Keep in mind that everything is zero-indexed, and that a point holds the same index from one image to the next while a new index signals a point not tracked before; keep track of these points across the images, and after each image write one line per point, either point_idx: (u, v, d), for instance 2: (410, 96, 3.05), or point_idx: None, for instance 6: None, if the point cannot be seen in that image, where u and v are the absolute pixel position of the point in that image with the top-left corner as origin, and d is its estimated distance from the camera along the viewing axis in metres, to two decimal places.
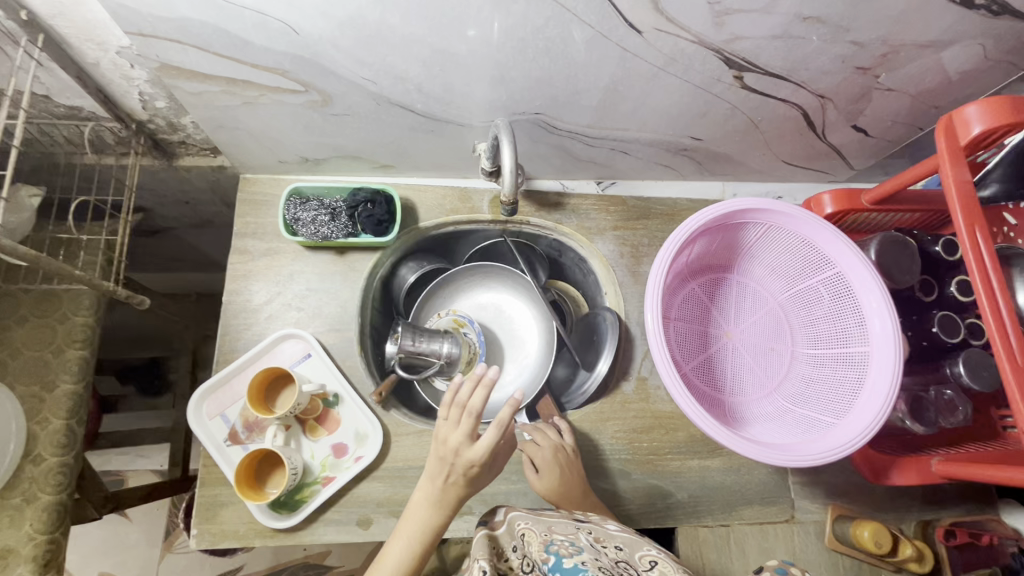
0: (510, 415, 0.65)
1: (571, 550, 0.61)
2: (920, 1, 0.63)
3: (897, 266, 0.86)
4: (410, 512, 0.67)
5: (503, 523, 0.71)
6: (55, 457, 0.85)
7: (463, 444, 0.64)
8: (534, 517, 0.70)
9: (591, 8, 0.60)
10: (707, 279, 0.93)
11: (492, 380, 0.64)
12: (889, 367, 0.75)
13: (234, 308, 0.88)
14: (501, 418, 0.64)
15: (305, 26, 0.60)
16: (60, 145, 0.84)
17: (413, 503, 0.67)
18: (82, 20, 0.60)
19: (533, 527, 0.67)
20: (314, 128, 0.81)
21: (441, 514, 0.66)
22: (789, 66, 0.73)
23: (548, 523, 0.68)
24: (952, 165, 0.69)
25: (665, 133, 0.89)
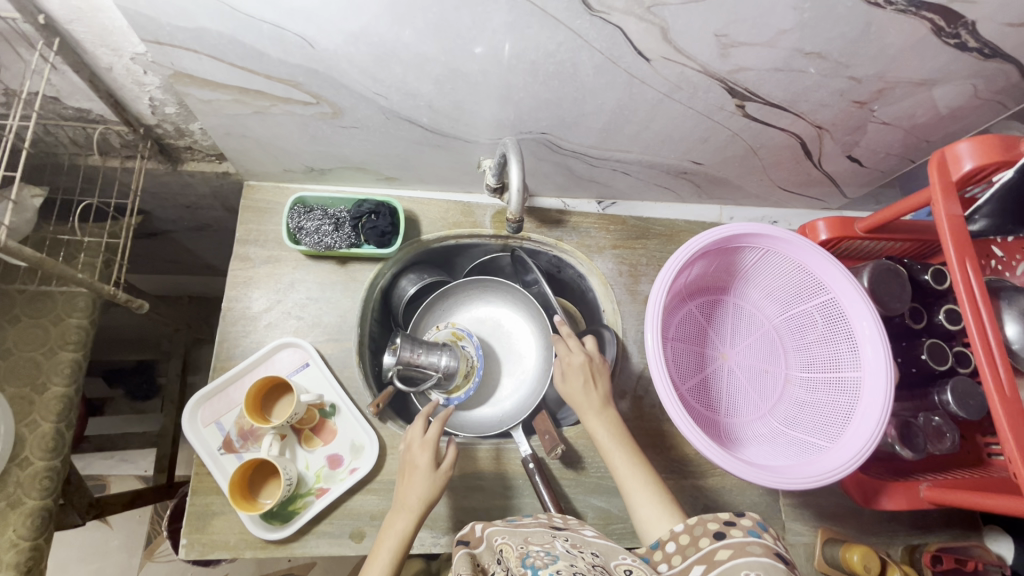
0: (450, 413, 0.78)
1: (546, 561, 0.56)
2: (916, 42, 0.66)
3: (889, 293, 0.88)
4: (384, 533, 0.70)
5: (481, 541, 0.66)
6: (42, 461, 0.84)
7: (416, 438, 0.75)
8: (510, 530, 0.66)
9: (602, 36, 0.62)
10: (704, 300, 0.94)
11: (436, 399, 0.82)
12: (881, 392, 0.77)
13: (233, 315, 0.88)
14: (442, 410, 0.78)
15: (321, 41, 0.61)
16: (64, 146, 0.84)
17: (385, 525, 0.71)
18: (99, 26, 0.61)
19: (510, 540, 0.63)
20: (322, 138, 0.82)
21: (409, 522, 0.70)
22: (790, 98, 0.76)
23: (524, 535, 0.65)
24: (944, 200, 0.71)
25: (666, 157, 0.91)
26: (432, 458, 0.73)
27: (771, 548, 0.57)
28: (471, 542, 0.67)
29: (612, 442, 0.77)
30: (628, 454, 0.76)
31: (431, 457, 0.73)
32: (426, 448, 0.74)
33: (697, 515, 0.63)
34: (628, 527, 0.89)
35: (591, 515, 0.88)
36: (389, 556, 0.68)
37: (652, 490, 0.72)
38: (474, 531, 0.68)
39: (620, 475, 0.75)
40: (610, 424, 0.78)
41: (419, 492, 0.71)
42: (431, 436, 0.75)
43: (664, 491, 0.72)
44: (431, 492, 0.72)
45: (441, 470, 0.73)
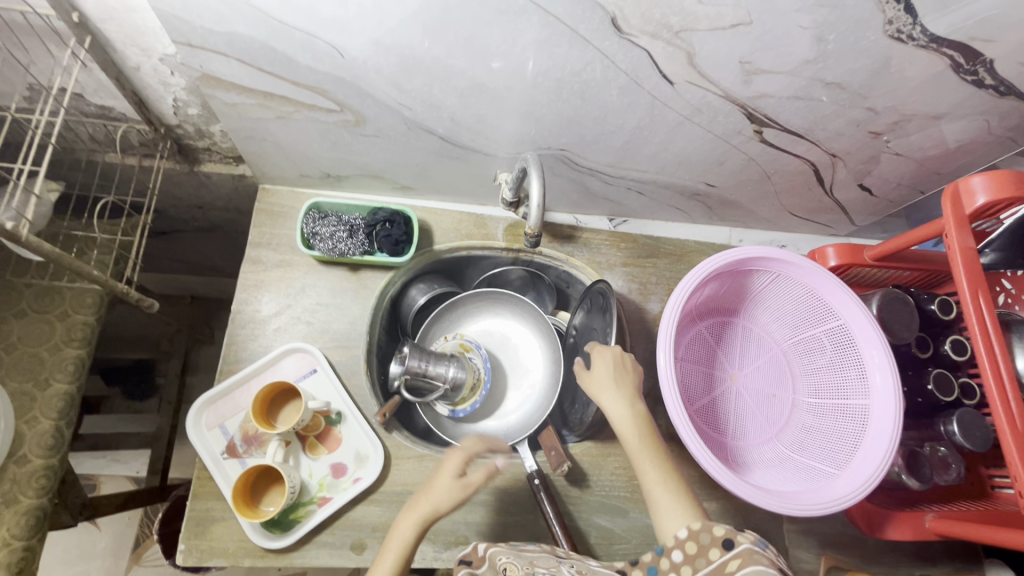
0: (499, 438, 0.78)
1: None
2: (934, 77, 0.68)
3: (897, 322, 0.89)
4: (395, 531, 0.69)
5: (484, 560, 0.65)
6: (40, 459, 0.82)
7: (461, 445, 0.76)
8: (514, 552, 0.65)
9: (630, 58, 0.63)
10: (714, 321, 0.95)
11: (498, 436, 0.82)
12: (889, 420, 0.77)
13: (243, 318, 0.87)
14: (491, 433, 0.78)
15: (351, 50, 0.62)
16: (83, 143, 0.84)
17: (395, 524, 0.69)
18: (132, 27, 0.62)
19: (515, 561, 0.62)
20: (341, 145, 0.82)
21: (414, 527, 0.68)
22: (808, 125, 0.77)
23: (529, 558, 0.64)
24: (958, 232, 0.72)
25: (681, 178, 0.92)
26: (460, 465, 0.73)
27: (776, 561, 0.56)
28: (474, 561, 0.66)
29: (642, 444, 0.70)
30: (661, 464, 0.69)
31: (459, 463, 0.73)
32: (456, 454, 0.73)
33: (702, 523, 0.61)
34: (630, 548, 0.88)
35: (595, 534, 0.87)
36: (393, 559, 0.66)
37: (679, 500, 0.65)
38: (477, 550, 0.67)
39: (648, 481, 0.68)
40: (640, 424, 0.72)
41: (433, 499, 0.70)
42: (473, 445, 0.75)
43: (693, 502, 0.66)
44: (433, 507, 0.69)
45: (463, 480, 0.71)
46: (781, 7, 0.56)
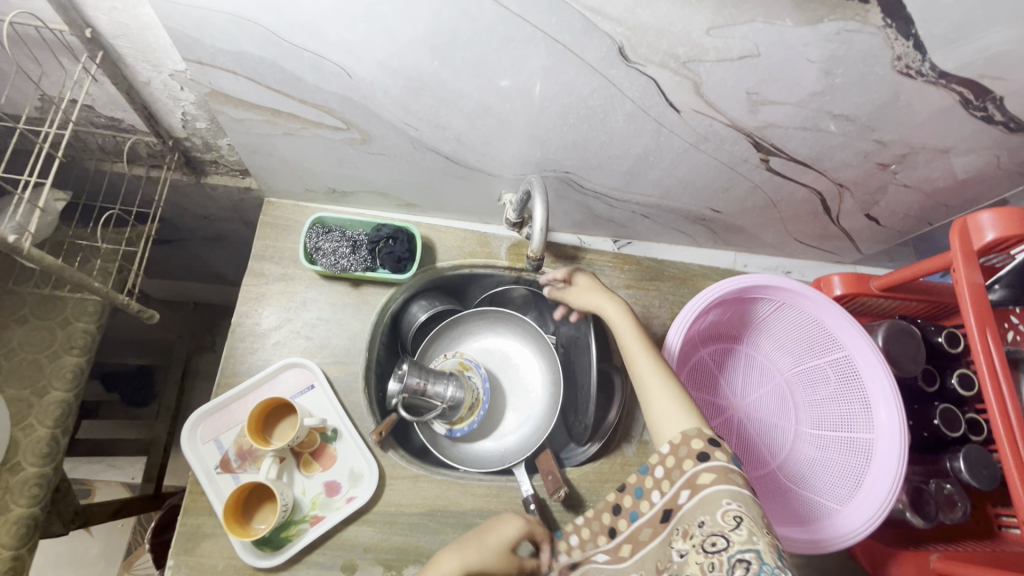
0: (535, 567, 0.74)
1: None
2: (942, 112, 0.67)
3: (903, 355, 0.88)
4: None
5: None
6: (34, 468, 0.82)
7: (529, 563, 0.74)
8: None
9: (636, 86, 0.63)
10: (716, 347, 0.94)
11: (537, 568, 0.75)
12: (894, 458, 0.75)
13: (242, 331, 0.87)
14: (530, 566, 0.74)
15: (359, 71, 0.62)
16: (91, 153, 0.84)
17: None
18: (144, 43, 0.62)
19: None
20: (347, 162, 0.82)
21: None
22: (815, 156, 0.76)
23: None
24: (966, 266, 0.71)
25: (686, 203, 0.91)
26: (517, 538, 0.73)
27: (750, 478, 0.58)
28: None
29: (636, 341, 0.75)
30: (650, 352, 0.74)
31: (513, 537, 0.73)
32: (519, 530, 0.73)
33: (681, 434, 0.63)
34: None
35: None
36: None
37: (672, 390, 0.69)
38: None
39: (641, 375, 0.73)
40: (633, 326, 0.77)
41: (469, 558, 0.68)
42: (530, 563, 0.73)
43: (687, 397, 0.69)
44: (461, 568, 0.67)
45: (507, 554, 0.71)
46: (789, 41, 0.55)
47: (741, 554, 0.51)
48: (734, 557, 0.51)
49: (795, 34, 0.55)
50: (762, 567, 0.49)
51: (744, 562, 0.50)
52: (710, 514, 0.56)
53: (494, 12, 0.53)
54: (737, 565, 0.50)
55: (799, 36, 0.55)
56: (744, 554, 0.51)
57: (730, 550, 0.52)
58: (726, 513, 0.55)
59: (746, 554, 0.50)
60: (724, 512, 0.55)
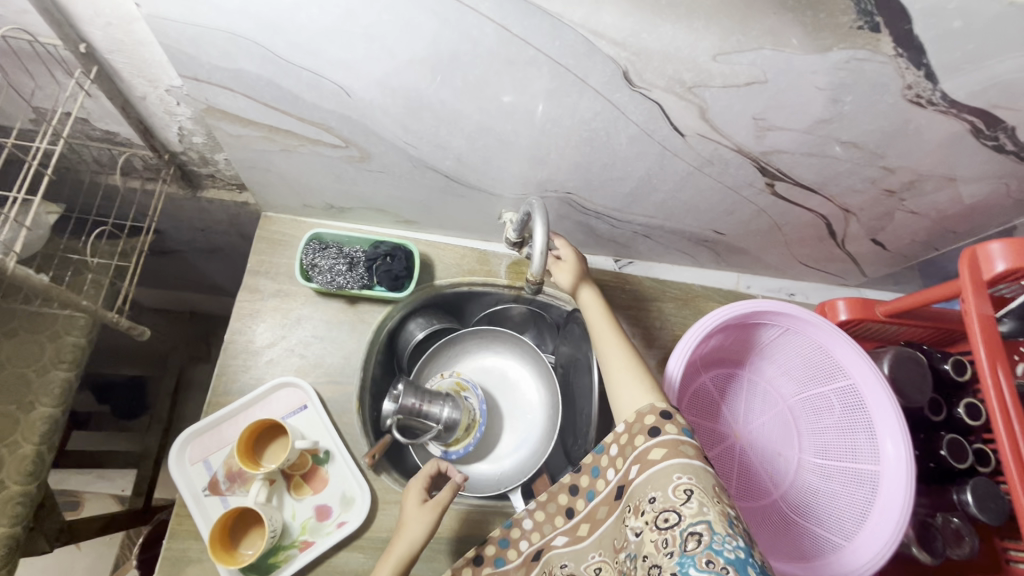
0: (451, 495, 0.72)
1: None
2: (952, 141, 0.66)
3: (910, 384, 0.86)
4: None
5: None
6: (18, 486, 0.80)
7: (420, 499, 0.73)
8: None
9: (641, 110, 0.62)
10: (720, 372, 0.92)
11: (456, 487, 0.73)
12: (901, 492, 0.73)
13: (235, 348, 0.85)
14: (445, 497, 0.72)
15: (358, 91, 0.61)
16: (87, 165, 0.83)
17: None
18: (139, 59, 0.61)
19: None
20: (345, 178, 0.81)
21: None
22: (821, 181, 0.75)
23: None
24: (975, 297, 0.70)
25: (689, 225, 0.90)
26: (422, 491, 0.73)
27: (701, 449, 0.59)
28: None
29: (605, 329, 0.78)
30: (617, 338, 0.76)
31: (421, 494, 0.73)
32: (416, 482, 0.74)
33: (635, 412, 0.63)
34: None
35: None
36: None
37: (634, 376, 0.70)
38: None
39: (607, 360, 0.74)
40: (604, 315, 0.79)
41: (409, 536, 0.68)
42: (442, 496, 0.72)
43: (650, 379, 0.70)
44: (417, 547, 0.68)
45: (429, 504, 0.71)
46: (798, 68, 0.54)
47: (692, 528, 0.51)
48: (685, 531, 0.51)
49: (803, 61, 0.53)
50: (713, 539, 0.49)
51: (696, 535, 0.50)
52: (661, 489, 0.55)
53: (497, 35, 0.52)
54: (689, 538, 0.51)
55: (808, 63, 0.54)
56: (696, 526, 0.51)
57: (682, 524, 0.52)
58: (676, 488, 0.55)
59: (697, 526, 0.51)
60: (675, 487, 0.55)
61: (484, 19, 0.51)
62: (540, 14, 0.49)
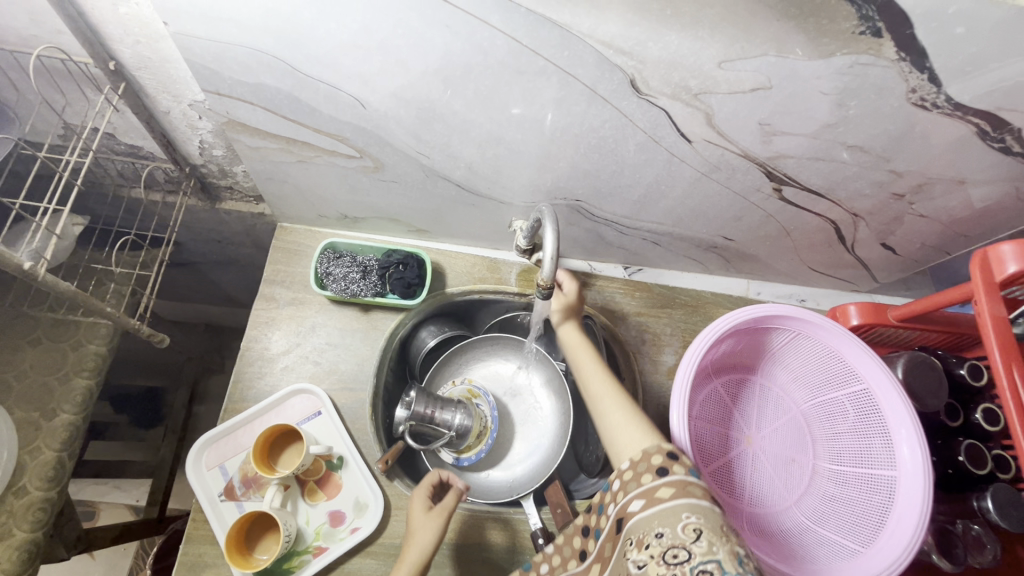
0: (454, 501, 0.74)
1: None
2: (959, 142, 0.66)
3: (924, 388, 0.85)
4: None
5: None
6: (39, 492, 0.81)
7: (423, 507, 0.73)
8: None
9: (648, 116, 0.63)
10: (731, 378, 0.91)
11: (462, 491, 0.75)
12: (918, 498, 0.72)
13: (251, 355, 0.87)
14: (449, 502, 0.73)
15: (373, 102, 0.63)
16: (111, 178, 0.86)
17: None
18: (164, 75, 0.64)
19: None
20: (359, 189, 0.83)
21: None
22: (828, 185, 0.76)
23: None
24: (988, 298, 0.69)
25: (698, 232, 0.91)
26: (427, 499, 0.74)
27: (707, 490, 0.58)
28: None
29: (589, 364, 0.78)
30: (603, 375, 0.76)
31: (426, 501, 0.74)
32: (421, 490, 0.75)
33: (641, 451, 0.63)
34: None
35: None
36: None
37: (624, 414, 0.69)
38: None
39: (596, 399, 0.74)
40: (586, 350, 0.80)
41: (419, 542, 0.69)
42: (448, 503, 0.73)
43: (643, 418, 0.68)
44: (426, 555, 0.68)
45: (435, 511, 0.72)
46: (803, 73, 0.55)
47: (703, 566, 0.51)
48: (696, 569, 0.51)
49: (808, 66, 0.54)
50: None
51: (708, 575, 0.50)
52: (669, 526, 0.55)
53: (507, 46, 0.54)
54: None
55: (810, 69, 0.55)
56: (706, 564, 0.51)
57: (692, 561, 0.52)
58: (685, 526, 0.54)
59: (708, 565, 0.51)
60: (684, 525, 0.54)
61: (495, 31, 0.52)
62: (549, 26, 0.51)
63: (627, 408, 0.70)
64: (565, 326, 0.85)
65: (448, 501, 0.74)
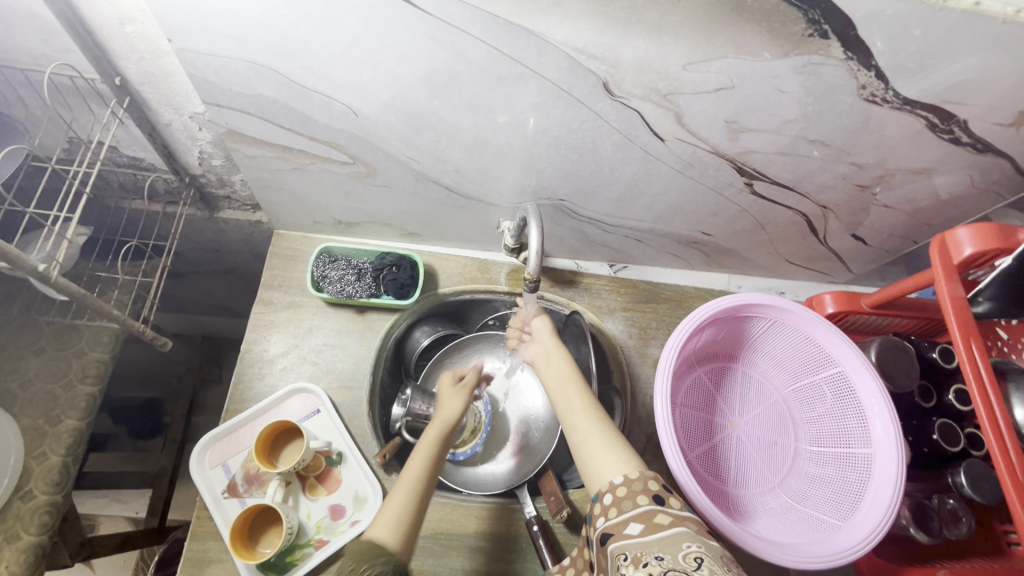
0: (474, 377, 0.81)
1: None
2: (913, 134, 0.71)
3: (897, 369, 0.89)
4: (399, 485, 0.67)
5: None
6: (46, 495, 0.83)
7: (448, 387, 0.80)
8: None
9: (622, 117, 0.68)
10: (713, 366, 0.95)
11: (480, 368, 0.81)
12: (892, 472, 0.76)
13: (250, 358, 0.90)
14: (470, 378, 0.80)
15: (364, 109, 0.67)
16: (113, 190, 0.90)
17: (405, 469, 0.69)
18: (167, 89, 0.68)
19: None
20: (352, 194, 0.87)
21: (409, 499, 0.66)
22: (796, 179, 0.80)
23: None
24: (947, 281, 0.73)
25: (677, 228, 0.95)
26: (453, 380, 0.81)
27: (701, 527, 0.59)
28: None
29: (567, 380, 0.77)
30: (582, 392, 0.74)
31: (453, 381, 0.81)
32: (447, 374, 0.82)
33: (640, 472, 0.63)
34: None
35: None
36: (404, 516, 0.64)
37: (601, 435, 0.69)
38: None
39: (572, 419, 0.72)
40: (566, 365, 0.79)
41: (448, 410, 0.76)
42: (470, 379, 0.81)
43: (623, 444, 0.68)
44: (452, 417, 0.74)
45: (459, 388, 0.79)
46: (761, 73, 0.60)
47: None
48: None
49: (765, 66, 0.59)
50: None
51: None
52: (670, 552, 0.54)
53: (488, 54, 0.58)
54: None
55: (767, 69, 0.60)
56: None
57: None
58: (686, 554, 0.53)
59: None
60: (684, 553, 0.53)
61: (476, 41, 0.57)
62: (526, 34, 0.56)
63: (603, 422, 0.70)
64: (540, 324, 0.85)
65: (469, 377, 0.81)
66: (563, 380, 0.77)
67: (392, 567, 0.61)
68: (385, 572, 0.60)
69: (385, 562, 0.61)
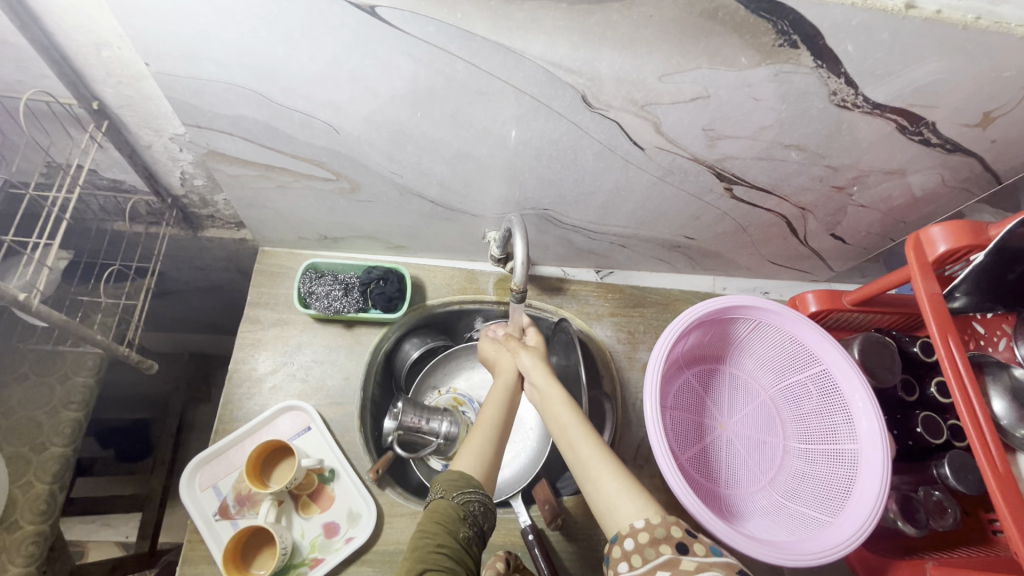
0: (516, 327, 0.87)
1: None
2: (884, 137, 0.73)
3: (880, 365, 0.90)
4: (477, 429, 0.70)
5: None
6: (32, 525, 0.82)
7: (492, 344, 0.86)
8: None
9: (602, 128, 0.69)
10: (701, 369, 0.96)
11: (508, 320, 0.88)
12: (879, 466, 0.77)
13: (239, 377, 0.89)
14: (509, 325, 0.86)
15: (346, 127, 0.67)
16: (93, 213, 0.89)
17: (481, 417, 0.72)
18: (146, 112, 0.68)
19: None
20: (336, 210, 0.87)
21: (488, 444, 0.68)
22: (774, 182, 0.82)
23: None
24: (923, 278, 0.74)
25: (661, 233, 0.97)
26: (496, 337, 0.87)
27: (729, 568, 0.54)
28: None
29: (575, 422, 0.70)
30: (589, 433, 0.68)
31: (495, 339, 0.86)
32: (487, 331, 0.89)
33: (661, 515, 0.57)
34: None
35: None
36: (487, 458, 0.67)
37: (618, 482, 0.62)
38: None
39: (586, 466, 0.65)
40: (570, 407, 0.71)
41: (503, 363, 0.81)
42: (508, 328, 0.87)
43: (640, 489, 0.62)
44: (514, 375, 0.79)
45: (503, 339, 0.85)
46: (734, 83, 0.62)
47: None
48: None
49: (739, 75, 0.61)
50: None
51: None
52: None
53: (466, 70, 0.59)
54: None
55: (741, 79, 0.61)
56: None
57: None
58: None
59: None
60: None
61: (454, 58, 0.57)
62: (504, 51, 0.57)
63: (618, 467, 0.64)
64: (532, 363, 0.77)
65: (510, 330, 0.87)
66: (566, 425, 0.70)
67: (481, 499, 0.62)
68: (476, 500, 0.61)
69: (477, 493, 0.62)
